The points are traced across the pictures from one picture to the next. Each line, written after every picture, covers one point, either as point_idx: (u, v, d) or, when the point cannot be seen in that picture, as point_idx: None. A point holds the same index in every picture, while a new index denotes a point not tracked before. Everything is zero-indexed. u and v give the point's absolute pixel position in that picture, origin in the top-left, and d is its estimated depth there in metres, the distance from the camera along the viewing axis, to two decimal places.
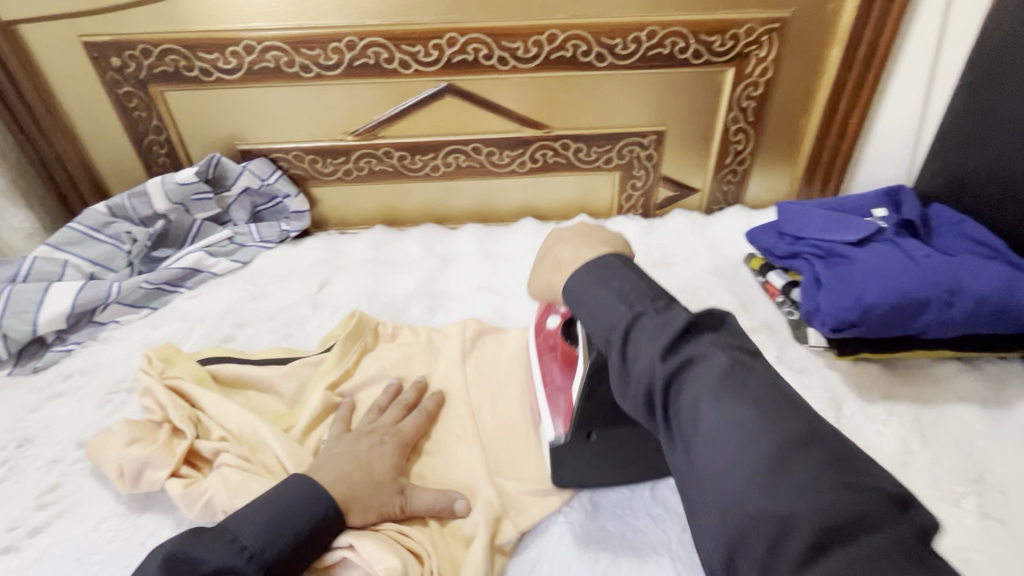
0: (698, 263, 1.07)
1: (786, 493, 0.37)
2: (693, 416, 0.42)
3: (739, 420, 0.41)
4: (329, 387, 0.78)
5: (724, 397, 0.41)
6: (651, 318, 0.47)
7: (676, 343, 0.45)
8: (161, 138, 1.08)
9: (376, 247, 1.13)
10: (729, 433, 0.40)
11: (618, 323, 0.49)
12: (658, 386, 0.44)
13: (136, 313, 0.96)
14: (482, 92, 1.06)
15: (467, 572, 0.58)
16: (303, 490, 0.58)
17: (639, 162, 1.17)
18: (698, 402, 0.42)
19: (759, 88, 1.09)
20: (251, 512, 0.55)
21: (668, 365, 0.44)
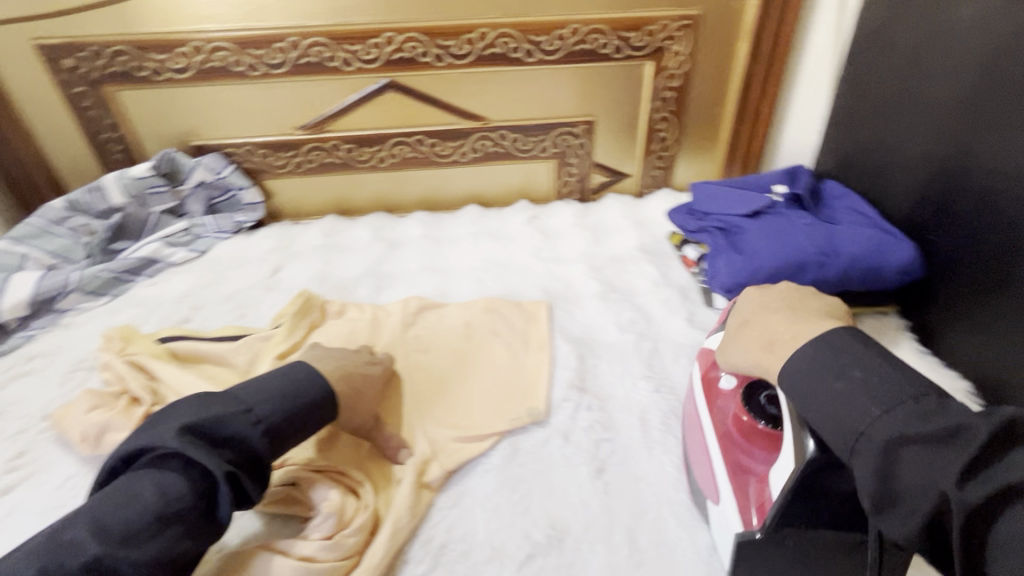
0: (626, 241, 1.17)
1: (1005, 533, 0.38)
2: (948, 506, 0.40)
3: (1009, 496, 0.39)
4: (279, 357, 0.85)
5: (932, 437, 0.42)
6: (835, 338, 0.52)
7: (913, 396, 0.45)
8: (115, 135, 1.14)
9: (328, 234, 1.20)
10: (1001, 513, 0.39)
11: (808, 381, 0.51)
12: (855, 412, 0.46)
13: (96, 300, 1.01)
14: (422, 87, 1.14)
15: (395, 506, 0.65)
16: (297, 382, 0.65)
17: (572, 151, 1.26)
18: (948, 488, 0.40)
19: (676, 80, 1.19)
20: (241, 395, 0.61)
21: (888, 451, 0.43)
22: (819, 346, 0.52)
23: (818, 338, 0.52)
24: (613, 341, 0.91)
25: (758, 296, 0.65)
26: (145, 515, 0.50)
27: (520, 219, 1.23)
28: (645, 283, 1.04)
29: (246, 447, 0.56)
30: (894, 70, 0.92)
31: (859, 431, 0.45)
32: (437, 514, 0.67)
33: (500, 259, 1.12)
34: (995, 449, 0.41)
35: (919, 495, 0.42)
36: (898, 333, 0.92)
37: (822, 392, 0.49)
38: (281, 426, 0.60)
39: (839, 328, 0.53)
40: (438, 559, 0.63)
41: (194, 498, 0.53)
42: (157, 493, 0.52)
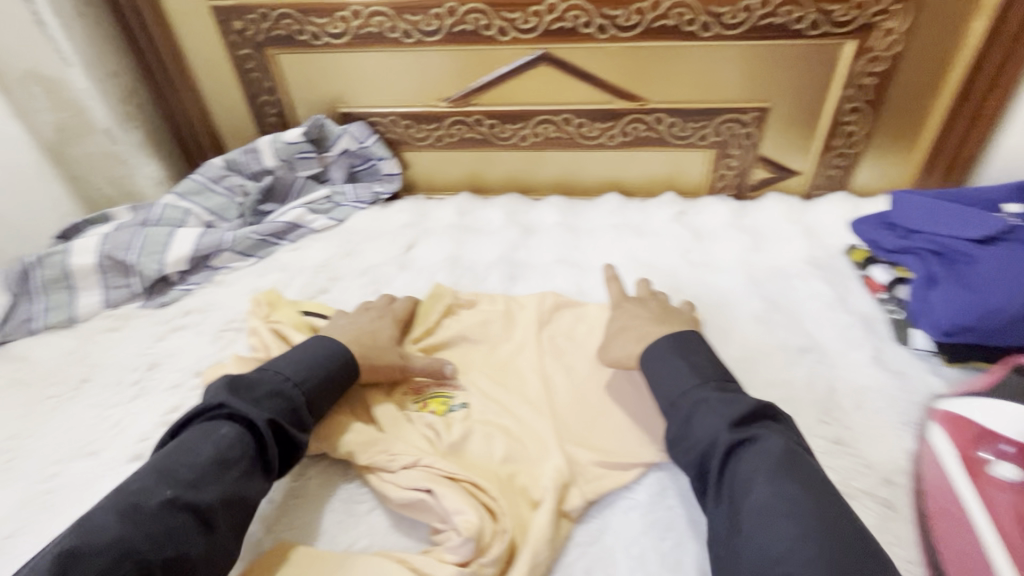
0: (793, 251, 1.01)
1: (745, 483, 0.53)
2: (714, 447, 0.57)
3: (745, 448, 0.56)
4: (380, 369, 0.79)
5: (724, 403, 0.60)
6: (665, 341, 0.68)
7: (705, 376, 0.63)
8: (272, 99, 1.16)
9: (461, 213, 1.16)
10: (743, 464, 0.55)
11: (656, 365, 0.67)
12: (671, 386, 0.64)
13: (245, 260, 1.05)
14: (578, 62, 1.04)
15: (533, 534, 0.60)
16: (327, 346, 0.72)
17: (736, 141, 1.11)
18: (718, 433, 0.57)
19: (882, 64, 0.99)
20: (283, 360, 0.69)
21: (702, 414, 0.59)
22: (665, 343, 0.68)
23: (673, 332, 0.70)
24: (778, 371, 0.78)
25: (679, 335, 0.69)
26: (216, 459, 0.57)
27: (666, 214, 1.11)
28: (818, 305, 0.89)
29: (295, 397, 0.64)
30: None
31: (676, 399, 0.63)
32: (574, 550, 0.61)
33: (643, 258, 1.02)
34: (765, 436, 0.56)
35: (743, 484, 0.53)
36: None
37: (667, 374, 0.65)
38: (324, 382, 0.68)
39: (663, 336, 0.69)
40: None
41: (250, 441, 0.59)
42: (218, 441, 0.58)
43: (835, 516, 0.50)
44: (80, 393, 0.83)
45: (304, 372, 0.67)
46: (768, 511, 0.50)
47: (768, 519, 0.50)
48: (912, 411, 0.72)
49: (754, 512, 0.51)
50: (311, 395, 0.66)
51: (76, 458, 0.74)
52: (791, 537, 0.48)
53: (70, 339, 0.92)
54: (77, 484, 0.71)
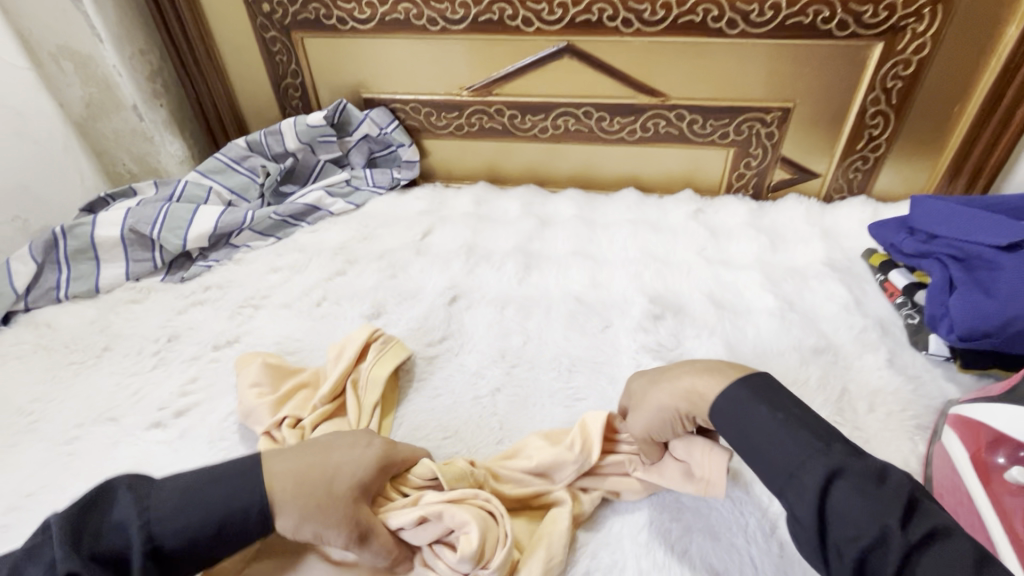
0: (810, 252, 1.01)
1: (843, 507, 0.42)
2: (883, 542, 0.40)
3: (926, 545, 0.40)
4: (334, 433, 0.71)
5: (870, 482, 0.43)
6: (756, 381, 0.52)
7: (822, 437, 0.46)
8: (296, 82, 1.18)
9: (478, 203, 1.17)
10: (922, 561, 0.40)
11: (739, 420, 0.50)
12: (782, 459, 0.46)
13: (264, 240, 1.07)
14: (602, 55, 1.04)
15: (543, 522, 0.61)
16: (237, 471, 0.55)
17: (757, 140, 1.10)
18: (890, 526, 0.41)
19: (909, 67, 0.98)
20: (173, 484, 0.54)
21: (826, 485, 0.43)
22: (742, 389, 0.52)
23: (749, 378, 0.52)
24: (790, 370, 0.78)
25: (750, 381, 0.52)
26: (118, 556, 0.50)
27: (683, 212, 1.11)
28: (834, 306, 0.89)
29: (200, 525, 0.52)
30: None
31: (783, 471, 0.46)
32: (579, 533, 0.62)
33: (659, 253, 1.02)
34: (920, 508, 0.42)
35: (858, 535, 0.41)
36: None
37: (752, 425, 0.49)
38: (231, 517, 0.53)
39: (743, 381, 0.52)
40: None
41: (163, 539, 0.51)
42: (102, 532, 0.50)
43: None
44: (101, 361, 0.85)
45: (216, 485, 0.54)
46: (852, 512, 0.42)
47: (851, 525, 0.41)
48: (923, 416, 0.72)
49: (843, 525, 0.42)
50: (228, 522, 0.53)
51: (97, 423, 0.76)
52: None
53: (93, 309, 0.94)
54: (98, 448, 0.73)
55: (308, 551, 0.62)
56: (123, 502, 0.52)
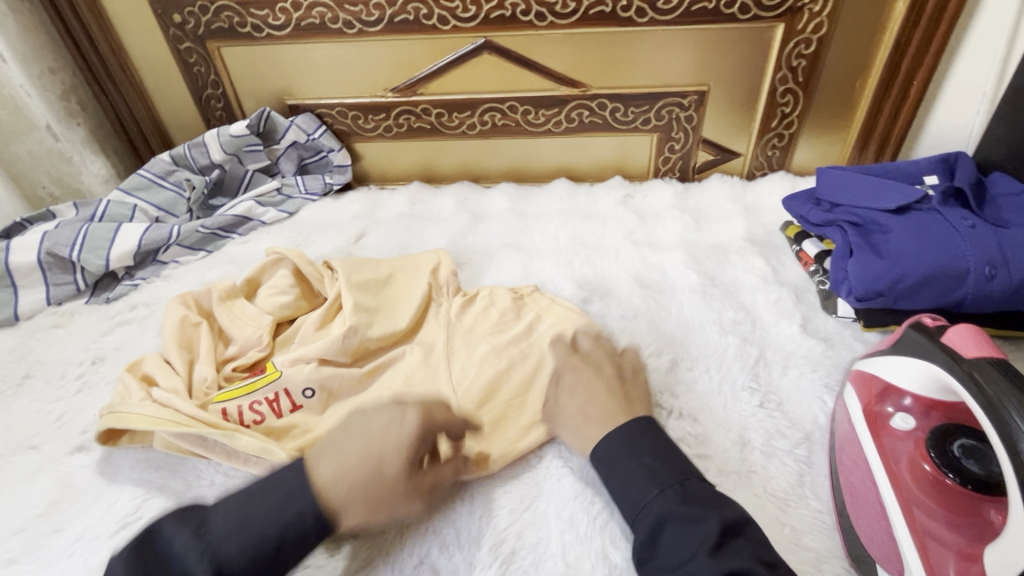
0: (732, 228, 1.05)
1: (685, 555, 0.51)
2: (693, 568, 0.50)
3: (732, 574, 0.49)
4: (241, 365, 0.80)
5: (693, 516, 0.53)
6: (622, 431, 0.62)
7: (660, 476, 0.57)
8: (217, 92, 1.16)
9: (412, 203, 1.17)
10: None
11: (612, 457, 0.61)
12: (628, 492, 0.58)
13: (193, 254, 1.05)
14: (520, 49, 1.06)
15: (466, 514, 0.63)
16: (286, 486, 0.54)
17: (677, 124, 1.14)
18: (700, 554, 0.50)
19: (811, 46, 1.03)
20: (223, 508, 0.54)
21: (660, 511, 0.55)
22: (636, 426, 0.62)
23: (624, 425, 0.63)
24: (710, 342, 0.81)
25: (641, 422, 0.63)
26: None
27: (613, 198, 1.14)
28: (752, 278, 0.92)
29: None
30: None
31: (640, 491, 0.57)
32: (506, 514, 0.64)
33: (588, 240, 1.04)
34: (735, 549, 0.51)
35: (677, 557, 0.52)
36: None
37: (615, 466, 0.60)
38: (265, 553, 0.51)
39: (626, 423, 0.63)
40: (507, 562, 0.60)
41: None
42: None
43: None
44: (22, 389, 0.83)
45: (243, 529, 0.52)
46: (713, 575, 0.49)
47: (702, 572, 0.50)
48: (831, 375, 0.76)
49: (673, 549, 0.52)
50: (262, 555, 0.51)
51: (18, 452, 0.74)
52: None
53: (13, 337, 0.91)
54: (20, 477, 0.71)
55: None
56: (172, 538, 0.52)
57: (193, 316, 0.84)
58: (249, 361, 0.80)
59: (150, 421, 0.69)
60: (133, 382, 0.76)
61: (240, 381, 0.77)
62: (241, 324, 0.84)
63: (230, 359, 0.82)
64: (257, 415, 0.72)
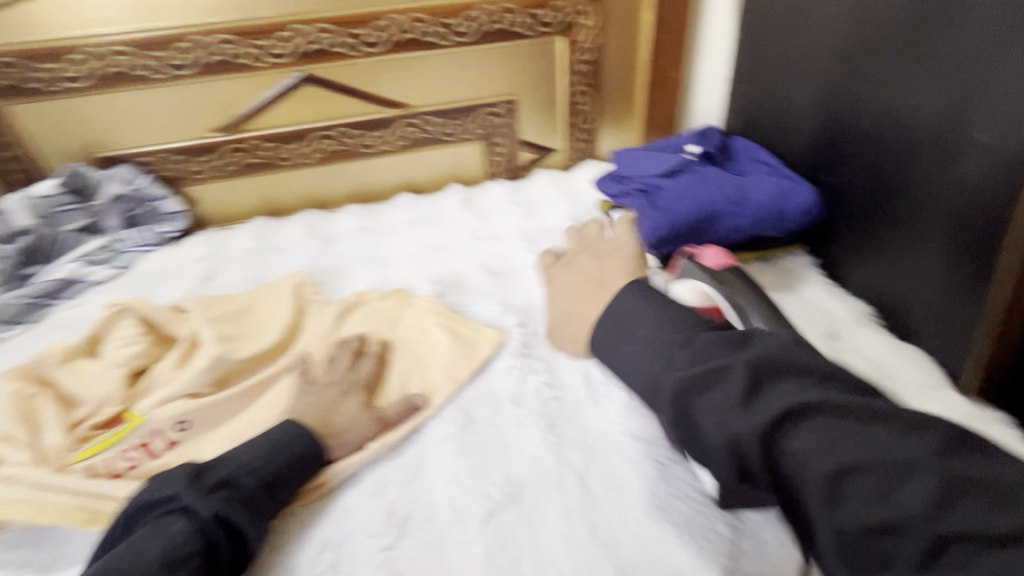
0: (559, 212, 1.21)
1: (797, 454, 0.41)
2: (739, 440, 0.44)
3: (783, 417, 0.43)
4: (96, 425, 0.75)
5: (665, 345, 0.52)
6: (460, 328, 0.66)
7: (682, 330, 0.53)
8: (15, 154, 1.08)
9: (260, 237, 1.18)
10: (791, 435, 0.42)
11: None
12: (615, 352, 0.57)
13: (14, 328, 0.97)
14: (340, 79, 1.14)
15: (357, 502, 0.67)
16: (285, 429, 0.65)
17: (498, 130, 1.29)
18: (667, 376, 0.50)
19: (589, 53, 1.23)
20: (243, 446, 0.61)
21: (676, 373, 0.49)
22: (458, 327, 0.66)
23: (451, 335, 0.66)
24: None
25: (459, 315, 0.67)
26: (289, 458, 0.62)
27: (454, 203, 1.25)
28: None
29: None
30: (775, 31, 1.01)
31: (658, 386, 0.50)
32: (396, 486, 0.67)
33: (436, 242, 1.13)
34: (757, 374, 0.46)
35: (716, 434, 0.45)
36: (808, 269, 0.98)
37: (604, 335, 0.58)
38: (296, 460, 0.62)
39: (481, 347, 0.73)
40: (402, 530, 0.62)
41: None
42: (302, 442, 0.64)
43: (836, 429, 0.41)
44: None
45: (275, 456, 0.61)
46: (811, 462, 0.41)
47: (813, 461, 0.40)
48: None
49: (805, 461, 0.41)
50: (290, 465, 0.62)
51: None
52: (823, 484, 0.40)
53: None
54: None
55: None
56: (215, 470, 0.58)
57: (29, 386, 0.78)
58: (106, 416, 0.76)
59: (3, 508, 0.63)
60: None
61: (99, 438, 0.74)
62: (90, 384, 0.80)
63: (82, 422, 0.77)
64: (130, 461, 0.70)
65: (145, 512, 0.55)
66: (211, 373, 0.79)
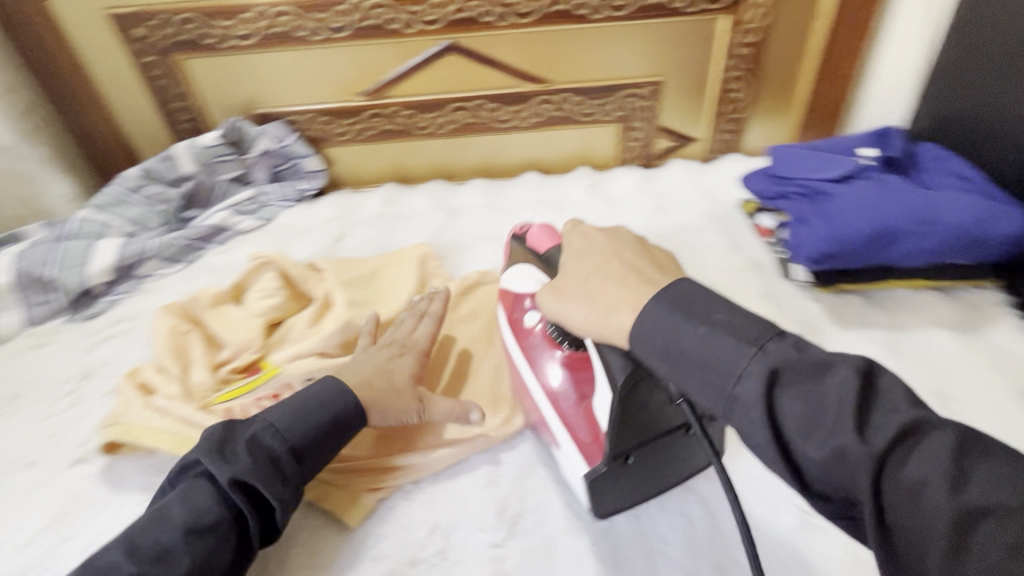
0: (695, 208, 1.11)
1: (907, 476, 0.37)
2: (747, 374, 0.43)
3: (779, 381, 0.42)
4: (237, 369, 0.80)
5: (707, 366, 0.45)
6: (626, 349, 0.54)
7: (748, 337, 0.44)
8: (185, 104, 1.16)
9: (388, 202, 1.20)
10: (793, 399, 0.42)
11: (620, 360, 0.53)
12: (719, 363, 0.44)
13: (173, 266, 1.05)
14: (484, 49, 1.10)
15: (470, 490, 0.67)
16: (327, 387, 0.62)
17: (637, 113, 1.20)
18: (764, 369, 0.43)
19: (755, 34, 1.10)
20: (274, 410, 0.60)
21: (763, 384, 0.42)
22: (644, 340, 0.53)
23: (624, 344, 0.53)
24: None
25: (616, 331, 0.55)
26: (305, 426, 0.59)
27: (581, 186, 1.19)
28: (717, 252, 0.99)
29: None
30: (1001, 24, 0.86)
31: (741, 367, 0.43)
32: (508, 482, 0.67)
33: (560, 227, 1.09)
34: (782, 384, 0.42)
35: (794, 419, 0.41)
36: (998, 309, 0.84)
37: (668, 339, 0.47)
38: (324, 428, 0.60)
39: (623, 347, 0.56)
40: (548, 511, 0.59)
41: None
42: (326, 410, 0.61)
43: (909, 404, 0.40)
44: (10, 409, 0.82)
45: (300, 423, 0.59)
46: (844, 463, 0.39)
47: (846, 470, 0.39)
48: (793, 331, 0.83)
49: (799, 420, 0.41)
50: (323, 431, 0.59)
51: (14, 471, 0.73)
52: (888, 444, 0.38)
53: None
54: (19, 494, 0.70)
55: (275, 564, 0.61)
56: (236, 442, 0.56)
57: (183, 324, 0.85)
58: (244, 362, 0.81)
59: (154, 436, 0.69)
60: (132, 390, 0.76)
61: (238, 382, 0.78)
62: (233, 328, 0.85)
63: (224, 363, 0.82)
64: (264, 411, 0.73)
65: (180, 475, 0.57)
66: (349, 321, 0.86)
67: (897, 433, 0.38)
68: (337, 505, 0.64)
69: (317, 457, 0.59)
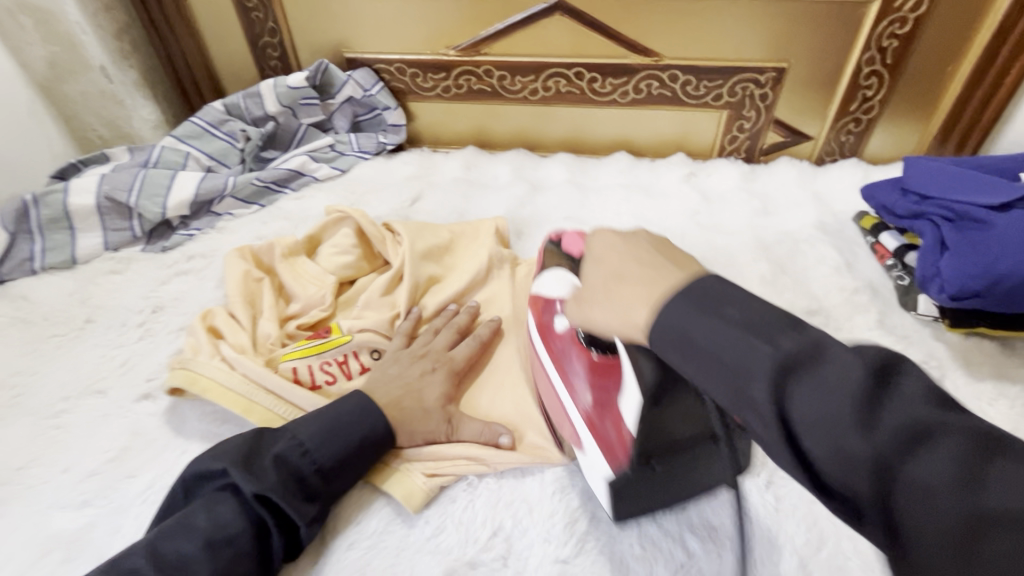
0: (803, 215, 1.00)
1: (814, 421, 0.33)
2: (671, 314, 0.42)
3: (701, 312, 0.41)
4: (304, 325, 0.78)
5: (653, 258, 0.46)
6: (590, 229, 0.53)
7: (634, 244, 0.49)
8: (274, 40, 1.12)
9: (467, 167, 1.14)
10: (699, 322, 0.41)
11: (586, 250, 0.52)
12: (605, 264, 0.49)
13: (247, 207, 1.03)
14: (594, 12, 1.01)
15: (536, 494, 0.62)
16: (357, 403, 0.62)
17: (750, 102, 1.09)
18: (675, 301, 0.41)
19: (906, 25, 0.96)
20: (307, 419, 0.60)
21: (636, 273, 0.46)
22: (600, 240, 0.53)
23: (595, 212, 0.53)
24: None
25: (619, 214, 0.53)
26: (338, 441, 0.59)
27: (676, 175, 1.10)
28: (826, 268, 0.89)
29: None
30: None
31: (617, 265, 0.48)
32: (579, 493, 0.62)
33: (650, 217, 1.01)
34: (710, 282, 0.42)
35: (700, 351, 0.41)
36: None
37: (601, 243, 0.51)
38: (354, 448, 0.60)
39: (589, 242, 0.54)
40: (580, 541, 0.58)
41: None
42: (363, 424, 0.61)
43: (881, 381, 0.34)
44: (84, 333, 0.82)
45: (336, 439, 0.59)
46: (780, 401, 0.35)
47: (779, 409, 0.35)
48: None
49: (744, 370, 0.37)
50: (352, 450, 0.59)
51: (84, 396, 0.74)
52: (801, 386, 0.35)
53: (72, 279, 0.90)
54: (88, 421, 0.71)
55: (330, 540, 0.59)
56: (270, 449, 0.57)
57: (255, 271, 0.82)
58: (312, 320, 0.78)
59: (219, 393, 0.67)
60: (201, 334, 0.74)
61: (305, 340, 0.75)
62: (304, 282, 0.82)
63: (292, 316, 0.80)
64: (328, 376, 0.71)
65: (198, 484, 0.56)
66: (421, 290, 0.81)
67: (869, 395, 0.33)
68: (397, 488, 0.61)
69: (346, 478, 0.59)
